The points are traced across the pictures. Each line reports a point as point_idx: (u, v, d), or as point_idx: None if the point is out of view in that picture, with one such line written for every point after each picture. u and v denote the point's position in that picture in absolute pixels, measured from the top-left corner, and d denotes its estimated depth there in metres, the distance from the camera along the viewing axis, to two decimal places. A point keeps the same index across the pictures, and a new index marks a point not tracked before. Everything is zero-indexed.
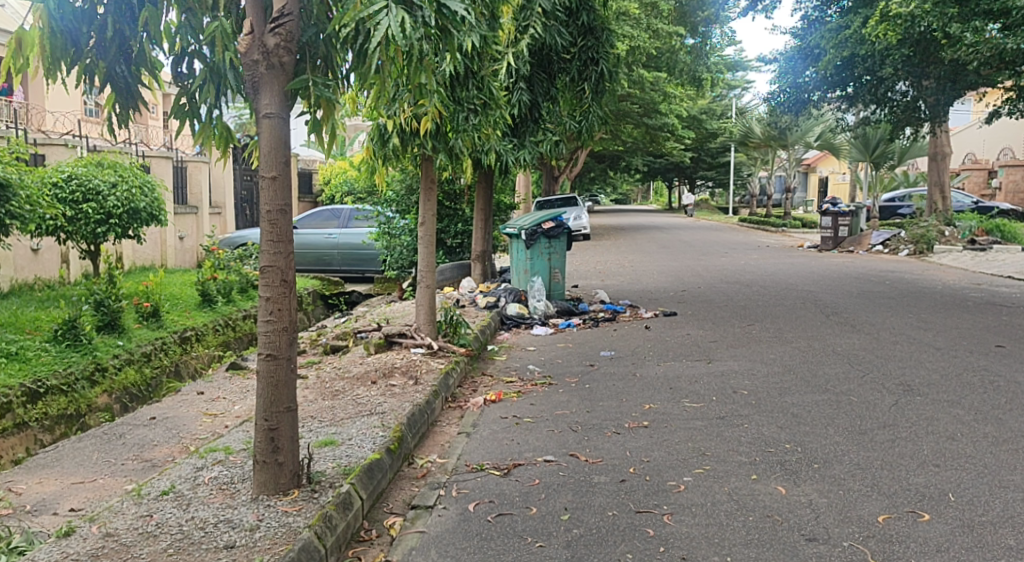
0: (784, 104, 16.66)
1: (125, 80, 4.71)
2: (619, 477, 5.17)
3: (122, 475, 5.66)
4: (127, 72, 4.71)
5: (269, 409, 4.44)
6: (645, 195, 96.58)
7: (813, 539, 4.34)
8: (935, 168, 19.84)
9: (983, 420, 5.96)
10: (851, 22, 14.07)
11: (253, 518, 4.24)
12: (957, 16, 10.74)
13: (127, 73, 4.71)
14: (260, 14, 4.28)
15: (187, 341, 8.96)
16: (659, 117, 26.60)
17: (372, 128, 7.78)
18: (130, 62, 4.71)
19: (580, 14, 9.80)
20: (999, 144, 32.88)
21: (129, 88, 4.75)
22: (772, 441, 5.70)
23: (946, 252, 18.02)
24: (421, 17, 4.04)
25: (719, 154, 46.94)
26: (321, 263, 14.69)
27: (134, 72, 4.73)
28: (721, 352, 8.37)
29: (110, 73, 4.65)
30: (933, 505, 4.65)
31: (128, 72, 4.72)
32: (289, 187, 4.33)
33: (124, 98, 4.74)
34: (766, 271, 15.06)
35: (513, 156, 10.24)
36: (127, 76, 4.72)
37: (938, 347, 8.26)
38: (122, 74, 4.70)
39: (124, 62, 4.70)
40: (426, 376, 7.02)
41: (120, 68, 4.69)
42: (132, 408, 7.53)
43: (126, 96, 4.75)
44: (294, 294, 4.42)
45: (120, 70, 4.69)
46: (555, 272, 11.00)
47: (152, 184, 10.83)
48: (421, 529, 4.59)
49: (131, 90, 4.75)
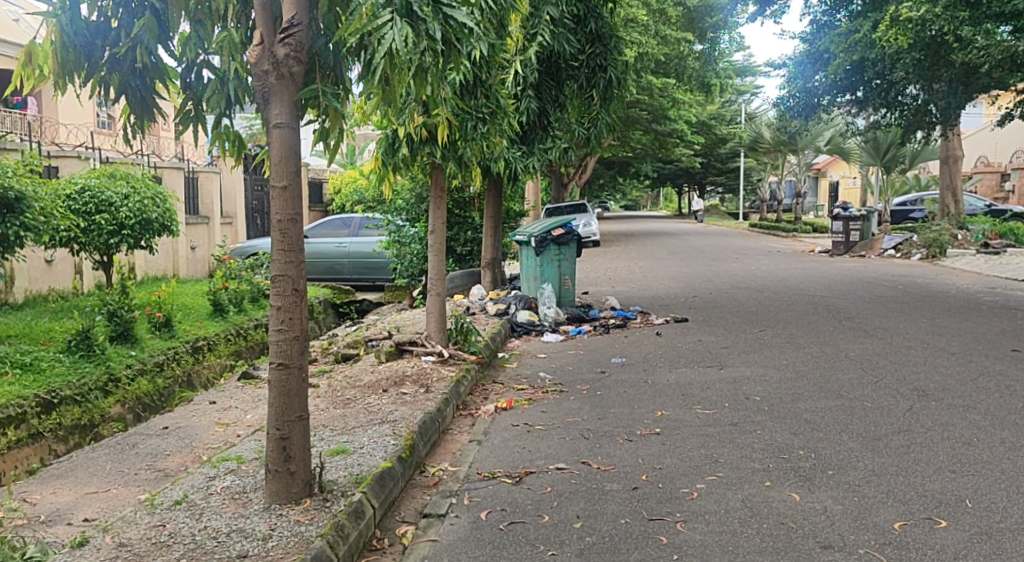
0: (794, 108, 16.66)
1: (142, 94, 4.73)
2: (631, 485, 5.15)
3: (135, 485, 5.68)
4: (142, 86, 4.72)
5: (280, 417, 4.44)
6: (654, 202, 96.48)
7: (828, 546, 4.31)
8: (947, 171, 19.65)
9: (1000, 425, 5.91)
10: (859, 26, 13.98)
11: (265, 527, 4.25)
12: (968, 20, 10.49)
13: (142, 87, 4.72)
14: (270, 24, 4.30)
15: (199, 350, 8.97)
16: (668, 123, 26.65)
17: (380, 137, 7.84)
18: (144, 77, 4.71)
19: (588, 22, 9.84)
20: (1012, 147, 32.70)
21: (144, 99, 4.75)
22: (785, 447, 5.68)
23: (958, 256, 17.88)
24: (423, 30, 4.08)
25: (729, 160, 46.88)
26: (332, 272, 14.77)
27: (149, 84, 4.73)
28: (734, 357, 8.35)
29: (125, 86, 4.68)
30: (949, 512, 4.61)
31: (144, 86, 4.73)
32: (300, 196, 4.34)
33: (139, 108, 4.76)
34: (777, 277, 15.02)
35: (521, 163, 10.31)
36: (142, 89, 4.73)
37: (952, 351, 8.22)
38: (136, 87, 4.71)
39: (139, 76, 4.70)
40: (436, 383, 7.02)
41: (135, 82, 4.70)
42: (144, 417, 7.54)
43: (142, 108, 4.77)
44: (305, 303, 4.43)
45: (135, 85, 4.70)
46: (565, 279, 10.99)
47: (163, 195, 10.85)
48: (433, 538, 4.57)
49: (146, 102, 4.76)
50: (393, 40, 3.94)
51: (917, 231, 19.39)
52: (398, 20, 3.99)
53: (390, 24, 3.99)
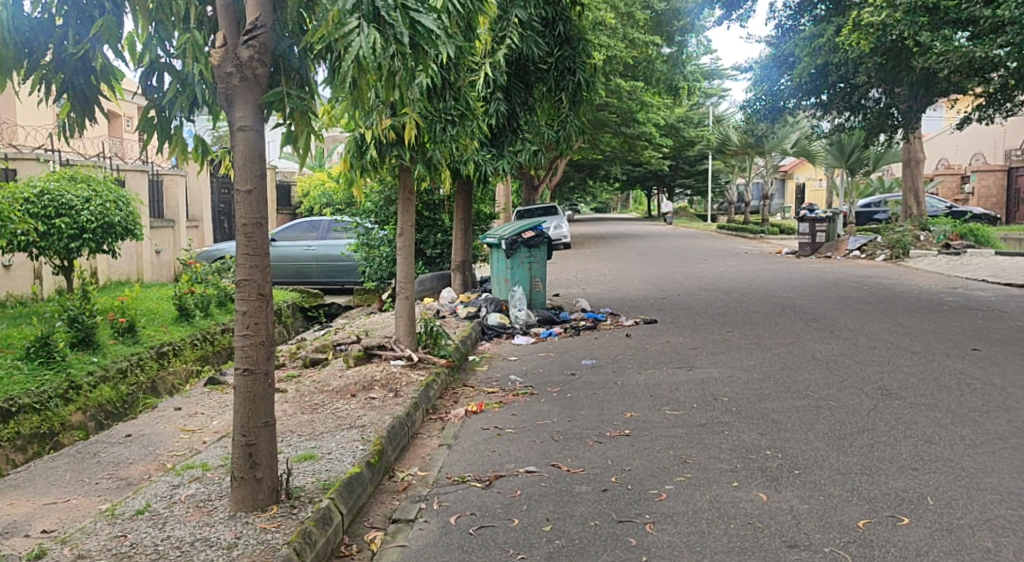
0: (760, 112, 16.54)
1: (85, 91, 4.68)
2: (601, 486, 5.16)
3: (96, 495, 5.58)
4: (86, 85, 4.67)
5: (246, 424, 4.39)
6: (623, 205, 96.92)
7: (794, 545, 4.35)
8: (910, 173, 19.93)
9: (960, 423, 6.01)
10: (823, 31, 14.21)
11: (231, 535, 4.20)
12: (927, 24, 10.63)
13: (86, 85, 4.67)
14: (232, 26, 4.25)
15: (164, 356, 8.85)
16: (637, 126, 26.78)
17: (349, 140, 7.78)
18: (90, 75, 4.66)
19: (557, 24, 9.87)
20: (971, 149, 33.28)
21: (86, 98, 4.71)
22: (753, 448, 5.72)
23: (921, 256, 18.16)
24: (391, 35, 4.07)
25: (698, 162, 47.19)
26: (300, 275, 14.64)
27: (93, 84, 4.68)
28: (703, 358, 8.41)
29: (68, 84, 4.62)
30: (911, 509, 4.67)
31: (88, 84, 4.67)
32: (265, 200, 4.31)
33: (81, 106, 4.72)
34: (745, 278, 15.15)
35: (490, 165, 10.24)
36: (86, 87, 4.67)
37: (915, 351, 8.34)
38: (79, 86, 4.66)
39: (84, 73, 4.64)
40: (406, 388, 6.98)
41: (80, 80, 4.64)
42: (107, 425, 7.42)
43: (83, 106, 4.73)
44: (270, 307, 4.39)
45: (79, 82, 4.65)
46: (536, 281, 10.98)
47: (126, 198, 10.70)
48: (402, 543, 4.55)
49: (89, 101, 4.72)
50: (359, 47, 3.92)
51: (881, 232, 19.68)
52: (365, 26, 3.98)
53: (357, 30, 3.97)
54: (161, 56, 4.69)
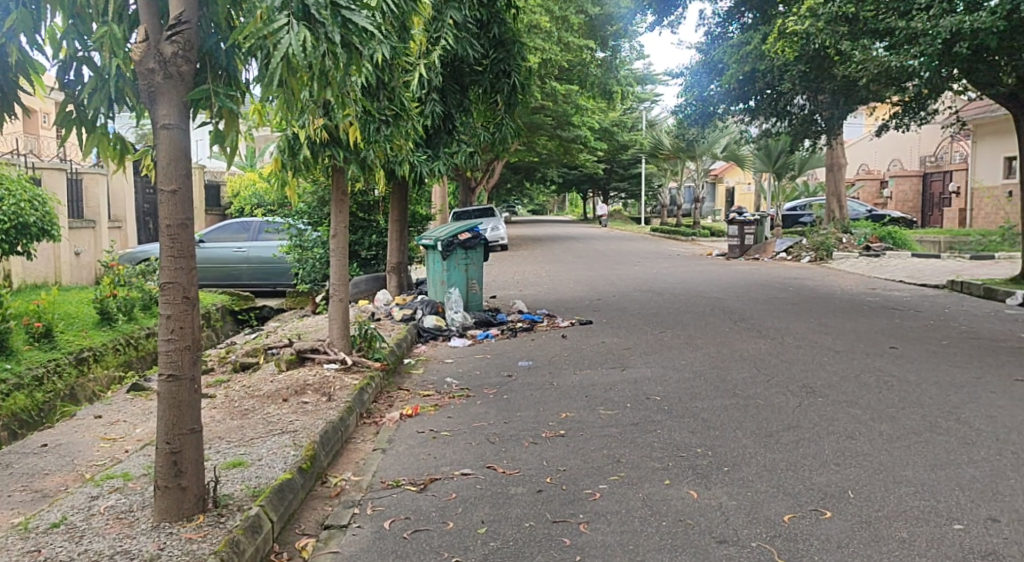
0: (691, 118, 16.74)
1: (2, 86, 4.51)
2: (536, 488, 5.20)
3: (8, 508, 5.39)
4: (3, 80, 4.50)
5: (170, 431, 4.30)
6: (559, 207, 97.58)
7: (723, 541, 4.46)
8: (833, 178, 20.56)
9: (879, 419, 6.23)
10: (750, 38, 14.74)
11: (153, 547, 4.10)
12: (847, 35, 10.99)
13: (3, 80, 4.50)
14: (155, 21, 4.16)
15: (84, 362, 8.59)
16: (572, 129, 27.02)
17: (279, 140, 7.53)
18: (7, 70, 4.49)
19: (491, 26, 9.93)
20: (890, 156, 34.53)
21: (4, 94, 4.53)
22: (684, 446, 5.84)
23: (844, 258, 18.77)
24: (322, 34, 4.04)
25: (631, 166, 47.80)
26: (230, 278, 14.38)
27: (12, 80, 4.52)
28: (637, 359, 8.53)
29: None
30: (834, 503, 4.83)
31: (6, 79, 4.51)
32: (190, 201, 4.24)
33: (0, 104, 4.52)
34: (677, 280, 15.41)
35: (426, 166, 9.96)
36: (4, 82, 4.51)
37: (837, 350, 8.62)
38: None
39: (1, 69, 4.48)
40: (339, 392, 6.93)
41: None
42: (21, 435, 7.17)
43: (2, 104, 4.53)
44: (196, 310, 4.32)
45: None
46: (472, 283, 11.00)
47: (42, 198, 10.36)
48: (334, 550, 4.52)
49: (7, 98, 4.53)
50: (289, 45, 3.87)
51: (806, 235, 20.27)
52: (295, 24, 3.93)
53: (286, 27, 3.93)
54: (79, 49, 4.53)
